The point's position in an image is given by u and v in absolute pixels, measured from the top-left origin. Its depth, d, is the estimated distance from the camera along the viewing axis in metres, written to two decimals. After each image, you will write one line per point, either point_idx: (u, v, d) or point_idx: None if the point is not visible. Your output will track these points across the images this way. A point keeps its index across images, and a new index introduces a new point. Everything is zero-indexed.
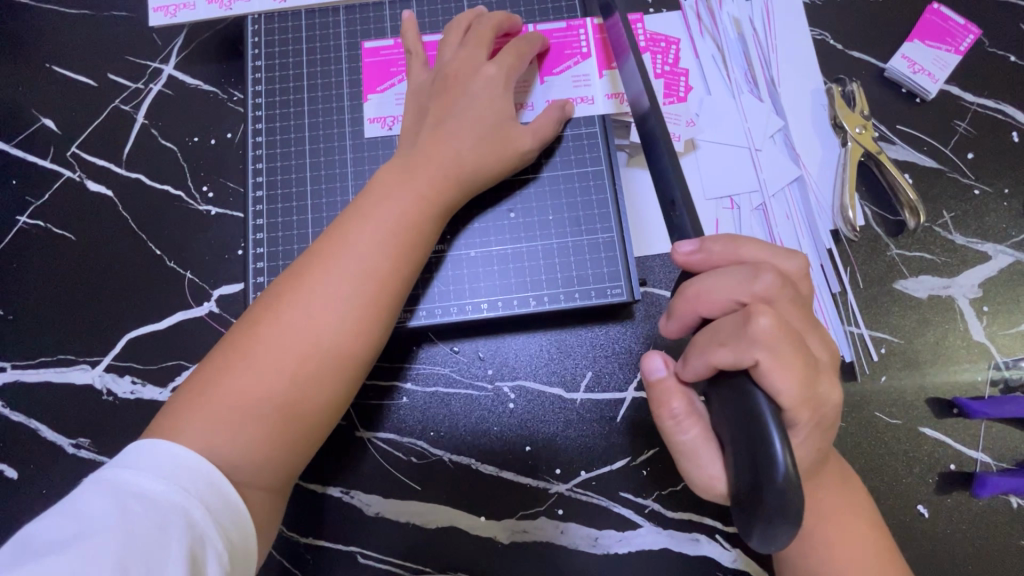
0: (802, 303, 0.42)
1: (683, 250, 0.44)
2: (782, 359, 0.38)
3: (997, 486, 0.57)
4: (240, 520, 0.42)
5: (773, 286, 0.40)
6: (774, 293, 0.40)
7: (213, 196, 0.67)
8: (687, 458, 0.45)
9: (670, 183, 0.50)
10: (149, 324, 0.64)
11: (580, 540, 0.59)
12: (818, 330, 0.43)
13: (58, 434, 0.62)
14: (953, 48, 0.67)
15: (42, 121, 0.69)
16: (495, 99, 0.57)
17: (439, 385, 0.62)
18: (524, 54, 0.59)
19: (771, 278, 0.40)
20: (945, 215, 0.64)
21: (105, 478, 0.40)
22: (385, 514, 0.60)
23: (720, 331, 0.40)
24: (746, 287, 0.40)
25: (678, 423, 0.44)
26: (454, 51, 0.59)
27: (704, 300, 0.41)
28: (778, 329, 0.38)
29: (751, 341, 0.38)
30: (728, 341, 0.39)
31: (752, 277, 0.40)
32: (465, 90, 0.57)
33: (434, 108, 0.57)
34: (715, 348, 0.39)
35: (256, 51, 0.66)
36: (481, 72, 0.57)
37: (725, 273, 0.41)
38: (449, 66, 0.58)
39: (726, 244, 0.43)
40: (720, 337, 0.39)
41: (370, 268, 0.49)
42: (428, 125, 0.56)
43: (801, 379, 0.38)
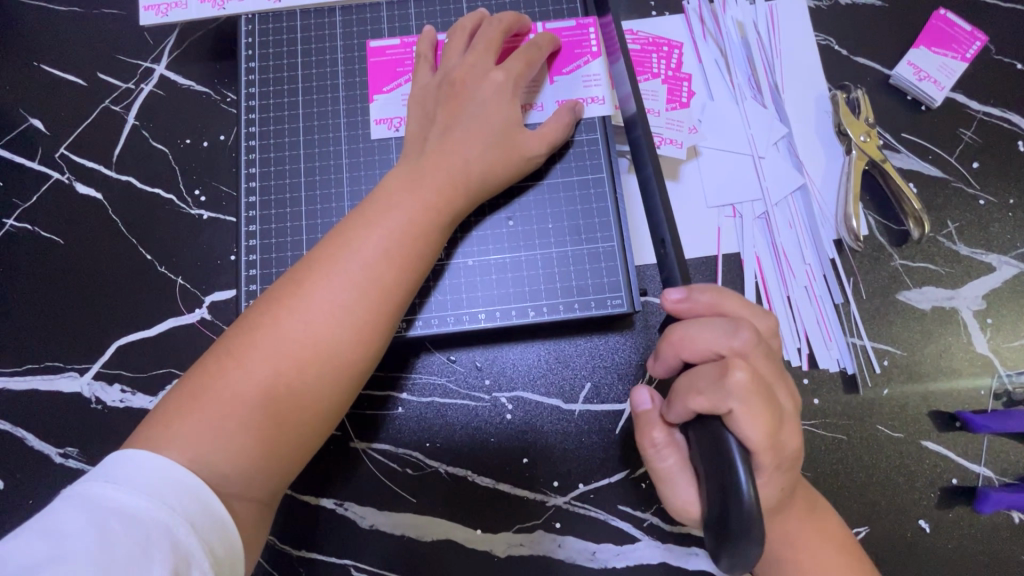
0: (775, 357, 0.44)
1: (671, 297, 0.45)
2: (752, 408, 0.39)
3: (1000, 501, 0.56)
4: (229, 537, 0.41)
5: (749, 343, 0.42)
6: (751, 350, 0.42)
7: (205, 201, 0.65)
8: (665, 485, 0.48)
9: (660, 223, 0.51)
10: (139, 331, 0.63)
11: (577, 554, 0.58)
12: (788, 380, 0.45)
13: (45, 444, 0.61)
14: (959, 55, 0.66)
15: (30, 121, 0.68)
16: (502, 104, 0.55)
17: (435, 395, 0.61)
18: (535, 62, 0.58)
19: (748, 335, 0.42)
20: (949, 225, 0.63)
21: (84, 494, 0.38)
22: (379, 526, 0.59)
23: (699, 378, 0.42)
24: (726, 342, 0.42)
25: (658, 452, 0.48)
26: (460, 57, 0.57)
27: (686, 346, 0.43)
28: (751, 383, 0.39)
29: (726, 392, 0.40)
30: (706, 389, 0.41)
31: (732, 333, 0.42)
32: (473, 95, 0.55)
33: (442, 114, 0.55)
34: (693, 394, 0.41)
35: (250, 52, 0.65)
36: (489, 78, 0.56)
37: (706, 325, 0.43)
38: (455, 71, 0.56)
39: (709, 296, 0.45)
40: (698, 386, 0.41)
41: (371, 276, 0.47)
42: (436, 132, 0.55)
43: (769, 427, 0.40)
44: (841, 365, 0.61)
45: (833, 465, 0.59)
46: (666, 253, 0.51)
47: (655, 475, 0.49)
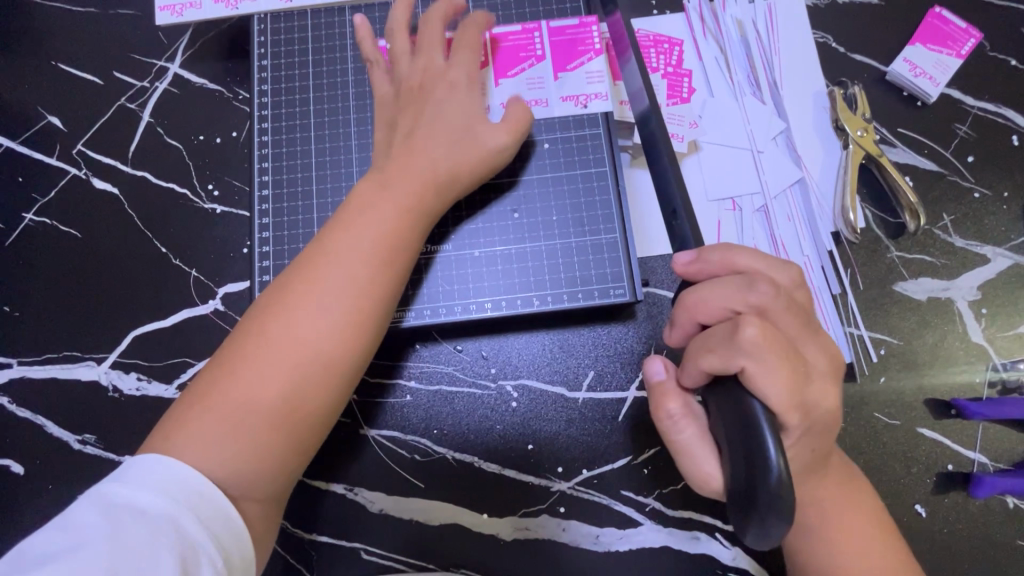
0: (798, 312, 0.43)
1: (681, 260, 0.46)
2: (767, 364, 0.40)
3: (995, 486, 0.58)
4: (235, 528, 0.43)
5: (766, 296, 0.42)
6: (769, 304, 0.42)
7: (218, 195, 0.67)
8: (683, 456, 0.47)
9: (671, 192, 0.51)
10: (155, 322, 0.65)
11: (582, 538, 0.60)
12: (817, 337, 0.44)
13: (64, 431, 0.62)
14: (954, 52, 0.68)
15: (47, 118, 0.70)
16: (460, 103, 0.57)
17: (442, 383, 0.62)
18: (478, 54, 0.59)
19: (766, 289, 0.42)
20: (944, 218, 0.65)
21: (95, 492, 0.41)
22: (388, 511, 0.60)
23: (712, 337, 0.42)
24: (741, 298, 0.42)
25: (675, 422, 0.47)
26: (407, 61, 0.59)
27: (700, 310, 0.44)
28: (763, 338, 0.40)
29: (736, 348, 0.40)
30: (719, 346, 0.42)
31: (747, 288, 0.42)
32: (431, 98, 0.57)
33: (405, 117, 0.57)
34: (705, 352, 0.42)
35: (262, 51, 0.67)
36: (445, 78, 0.58)
37: (719, 284, 0.43)
38: (411, 76, 0.58)
39: (723, 255, 0.45)
40: (710, 343, 0.42)
41: (354, 279, 0.49)
42: (399, 134, 0.56)
43: (788, 383, 0.40)
44: (838, 354, 0.62)
45: None
46: (679, 225, 0.50)
47: (672, 448, 0.48)
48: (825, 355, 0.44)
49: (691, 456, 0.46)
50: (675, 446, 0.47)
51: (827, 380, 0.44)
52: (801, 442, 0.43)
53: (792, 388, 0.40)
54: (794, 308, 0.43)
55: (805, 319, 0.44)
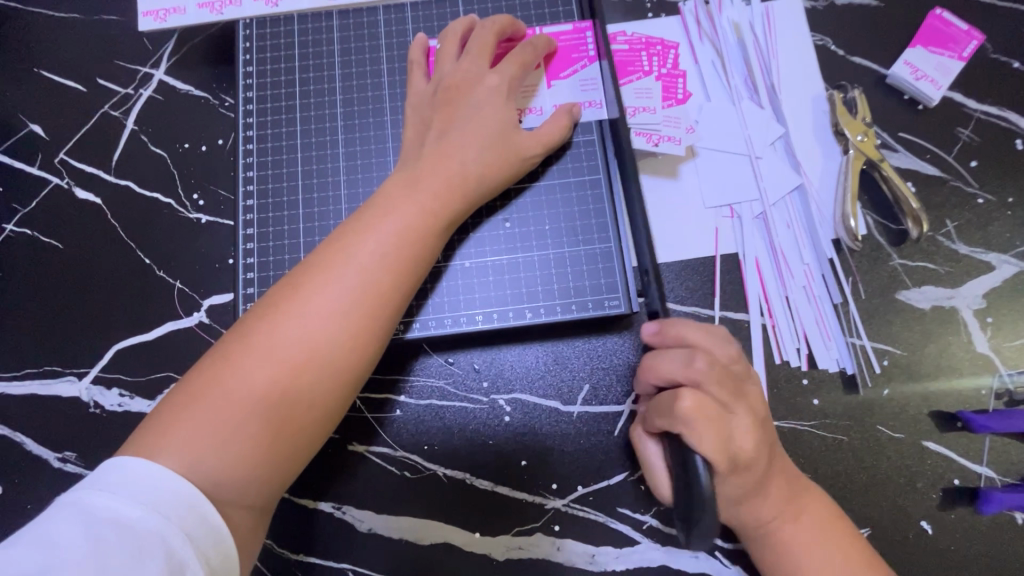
0: (732, 381, 0.48)
1: (644, 330, 0.51)
2: (699, 430, 0.45)
3: (1003, 502, 0.56)
4: (223, 546, 0.40)
5: (702, 371, 0.47)
6: (703, 377, 0.47)
7: (203, 204, 0.65)
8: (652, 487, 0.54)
9: (643, 255, 0.57)
10: (137, 335, 0.63)
11: (577, 557, 0.58)
12: (748, 402, 0.48)
13: (43, 448, 0.61)
14: (956, 54, 0.66)
15: (29, 126, 0.68)
16: (498, 108, 0.55)
17: (433, 397, 0.61)
18: (529, 63, 0.58)
19: (702, 363, 0.47)
20: (948, 224, 0.63)
21: (78, 502, 0.38)
22: (377, 530, 0.58)
23: (659, 404, 0.48)
24: (681, 370, 0.48)
25: (642, 451, 0.54)
26: (454, 63, 0.58)
27: (651, 374, 0.50)
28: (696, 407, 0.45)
29: (673, 416, 0.46)
30: (663, 413, 0.47)
31: (687, 363, 0.48)
32: (468, 99, 0.56)
33: (438, 118, 0.55)
34: (654, 415, 0.49)
35: (248, 57, 0.65)
36: (483, 82, 0.56)
37: (667, 356, 0.49)
38: (449, 76, 0.56)
39: (676, 327, 0.50)
40: (658, 410, 0.48)
41: (367, 281, 0.47)
42: (432, 136, 0.55)
43: (719, 447, 0.44)
44: (840, 365, 0.60)
45: (832, 465, 0.58)
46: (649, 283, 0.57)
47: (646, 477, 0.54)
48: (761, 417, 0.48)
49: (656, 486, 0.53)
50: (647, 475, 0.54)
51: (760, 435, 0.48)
52: (767, 468, 0.44)
53: (723, 449, 0.45)
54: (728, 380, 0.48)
55: (739, 386, 0.48)
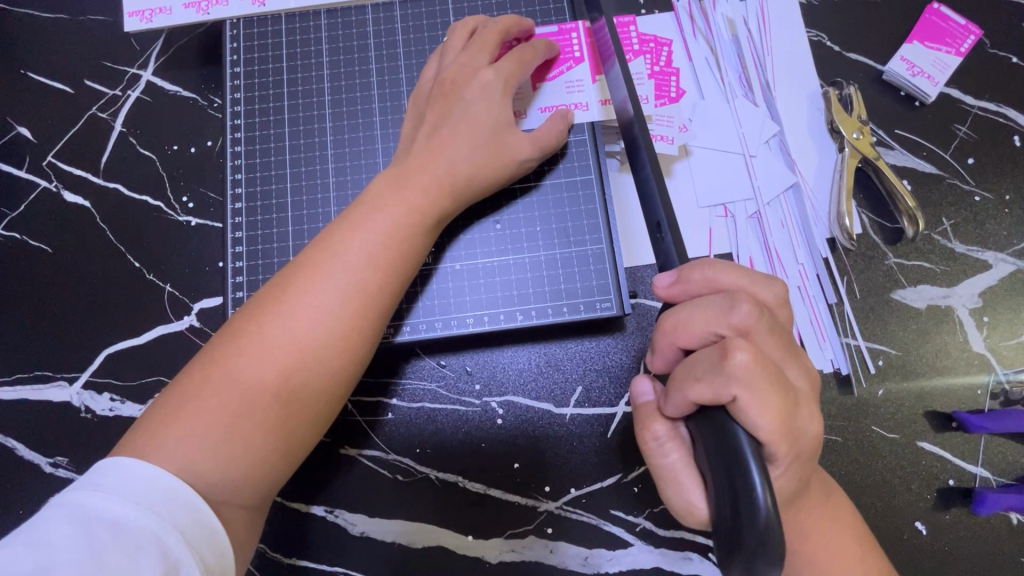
0: (782, 333, 0.42)
1: (663, 283, 0.45)
2: (758, 392, 0.39)
3: (998, 503, 0.56)
4: (219, 547, 0.40)
5: (750, 318, 0.41)
6: (752, 326, 0.41)
7: (193, 207, 0.65)
8: (668, 482, 0.47)
9: (656, 206, 0.48)
10: (128, 339, 0.63)
11: (570, 559, 0.58)
12: (798, 358, 0.43)
13: (35, 453, 0.60)
14: (953, 50, 0.65)
15: (17, 129, 0.67)
16: (494, 105, 0.54)
17: (425, 400, 0.60)
18: (529, 62, 0.57)
19: (748, 310, 0.41)
20: (944, 223, 0.63)
21: (71, 503, 0.38)
22: (370, 533, 0.58)
23: (698, 364, 0.41)
24: (724, 320, 0.41)
25: (660, 445, 0.47)
26: (456, 55, 0.57)
27: (681, 333, 0.43)
28: (753, 364, 0.39)
29: (727, 377, 0.39)
30: (706, 375, 0.40)
31: (729, 309, 0.41)
32: (464, 95, 0.54)
33: (432, 115, 0.54)
34: (693, 382, 0.41)
35: (235, 57, 0.65)
36: (480, 76, 0.55)
37: (703, 305, 0.42)
38: (448, 69, 0.56)
39: (703, 274, 0.44)
40: (697, 372, 0.41)
41: (357, 281, 0.47)
42: (425, 132, 0.54)
43: (778, 412, 0.39)
44: (835, 365, 0.60)
45: (827, 466, 0.58)
46: (663, 239, 0.49)
47: (658, 471, 0.48)
48: (808, 377, 0.44)
49: (677, 482, 0.46)
50: (659, 470, 0.47)
51: (812, 405, 0.43)
52: (807, 456, 0.43)
53: (784, 415, 0.39)
54: (777, 329, 0.42)
55: (789, 340, 0.43)
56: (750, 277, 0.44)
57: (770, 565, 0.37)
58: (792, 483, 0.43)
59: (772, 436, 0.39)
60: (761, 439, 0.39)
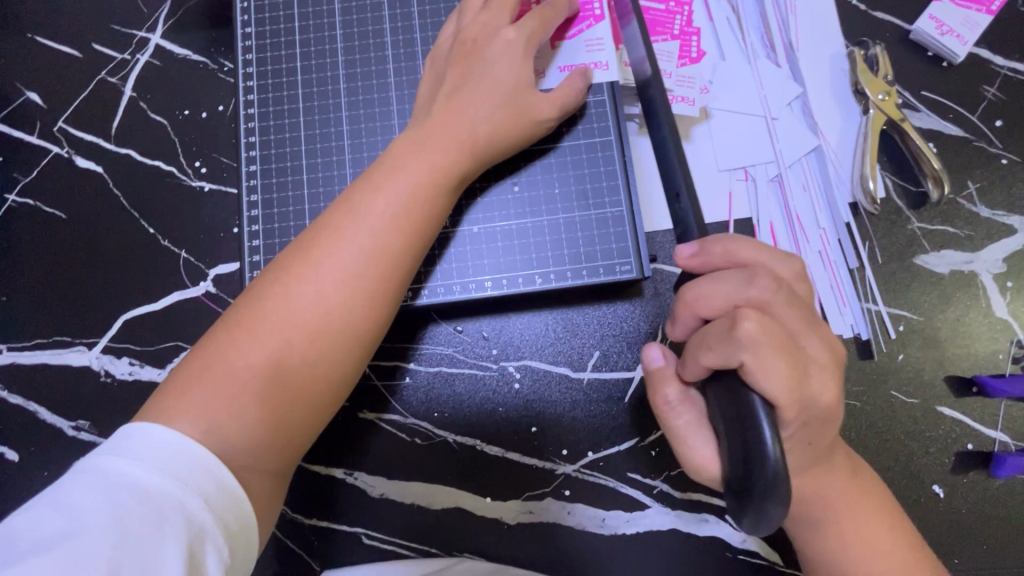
0: (801, 305, 0.41)
1: (683, 253, 0.44)
2: (766, 359, 0.38)
3: (1016, 466, 0.56)
4: (243, 510, 0.40)
5: (767, 291, 0.40)
6: (770, 299, 0.40)
7: (206, 172, 0.64)
8: (680, 442, 0.47)
9: (677, 179, 0.49)
10: (145, 304, 0.63)
11: (588, 521, 0.58)
12: (819, 330, 0.42)
13: (57, 417, 0.61)
14: (984, 8, 0.63)
15: (26, 94, 0.66)
16: (515, 64, 0.53)
17: (442, 364, 0.60)
18: (550, 20, 0.55)
19: (766, 283, 0.41)
20: (969, 186, 0.61)
21: (97, 466, 0.38)
22: (389, 495, 0.59)
23: (710, 334, 0.41)
24: (741, 291, 0.41)
25: (672, 408, 0.48)
26: (476, 13, 0.55)
27: (701, 304, 0.43)
28: (763, 332, 0.38)
29: (736, 344, 0.39)
30: (717, 343, 0.40)
31: (747, 284, 0.41)
32: (485, 54, 0.53)
33: (453, 74, 0.53)
34: (705, 350, 0.41)
35: (246, 18, 0.63)
36: (501, 34, 0.54)
37: (722, 278, 0.42)
38: (468, 29, 0.55)
39: (722, 246, 0.44)
40: (709, 341, 0.41)
41: (380, 241, 0.46)
42: (446, 90, 0.53)
43: (790, 377, 0.39)
44: (854, 331, 0.59)
45: (845, 430, 0.58)
46: (683, 210, 0.49)
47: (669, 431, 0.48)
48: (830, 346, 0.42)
49: (685, 440, 0.47)
50: (672, 430, 0.48)
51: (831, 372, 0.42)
52: (818, 421, 0.42)
53: (794, 382, 0.39)
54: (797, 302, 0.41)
55: (807, 313, 0.42)
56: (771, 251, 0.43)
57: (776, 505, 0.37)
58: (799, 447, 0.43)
59: (783, 402, 0.39)
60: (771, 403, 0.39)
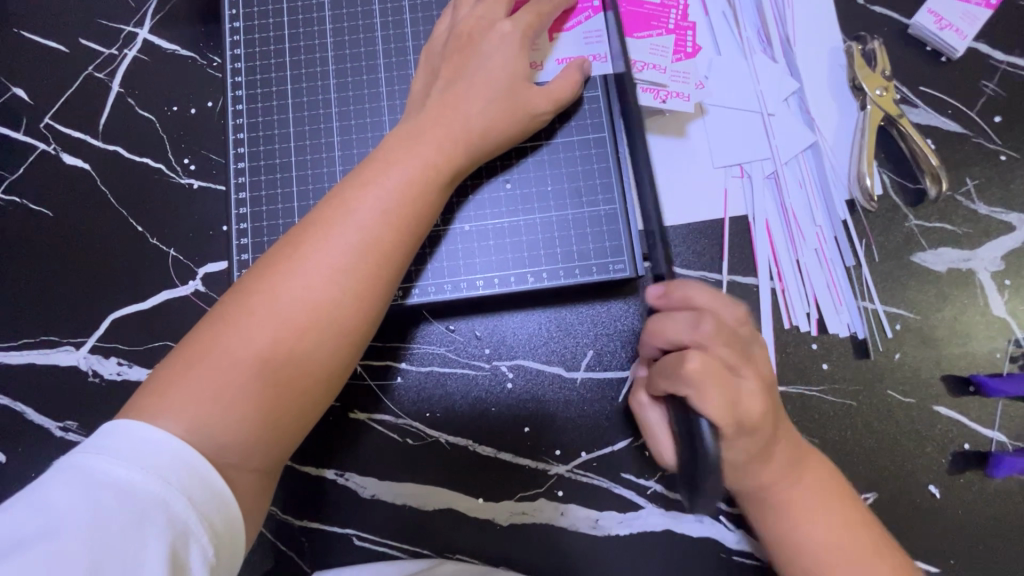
0: (740, 344, 0.44)
1: (650, 292, 0.48)
2: (706, 395, 0.41)
3: (1013, 466, 0.55)
4: (229, 510, 0.40)
5: (710, 333, 0.43)
6: (710, 340, 0.44)
7: (195, 169, 0.63)
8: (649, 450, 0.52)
9: None
10: (134, 304, 0.62)
11: (581, 522, 0.58)
12: (756, 364, 0.45)
13: (45, 417, 0.60)
14: (983, 2, 0.62)
15: (12, 90, 0.65)
16: (508, 58, 0.52)
17: (434, 364, 0.60)
18: (546, 14, 0.55)
19: (710, 325, 0.44)
20: (967, 183, 0.61)
21: (79, 465, 0.37)
22: (380, 496, 0.58)
23: (663, 366, 0.45)
24: (689, 332, 0.44)
25: (643, 418, 0.53)
26: (470, 9, 0.55)
27: (658, 337, 0.46)
28: (704, 370, 0.41)
29: (679, 379, 0.42)
30: (667, 376, 0.44)
31: (694, 325, 0.44)
32: (478, 49, 0.53)
33: (447, 69, 0.53)
34: (659, 379, 0.45)
35: (234, 12, 0.62)
36: (495, 29, 0.53)
37: (674, 317, 0.46)
38: (463, 22, 0.54)
39: (681, 289, 0.47)
40: (661, 372, 0.45)
41: (370, 238, 0.46)
42: (438, 86, 0.52)
43: (728, 413, 0.41)
44: (851, 330, 0.59)
45: (840, 430, 0.57)
46: None
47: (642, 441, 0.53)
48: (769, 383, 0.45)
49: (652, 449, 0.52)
50: (643, 440, 0.53)
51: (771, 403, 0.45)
52: None
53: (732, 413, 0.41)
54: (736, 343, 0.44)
55: (746, 350, 0.45)
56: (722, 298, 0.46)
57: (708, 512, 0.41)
58: None
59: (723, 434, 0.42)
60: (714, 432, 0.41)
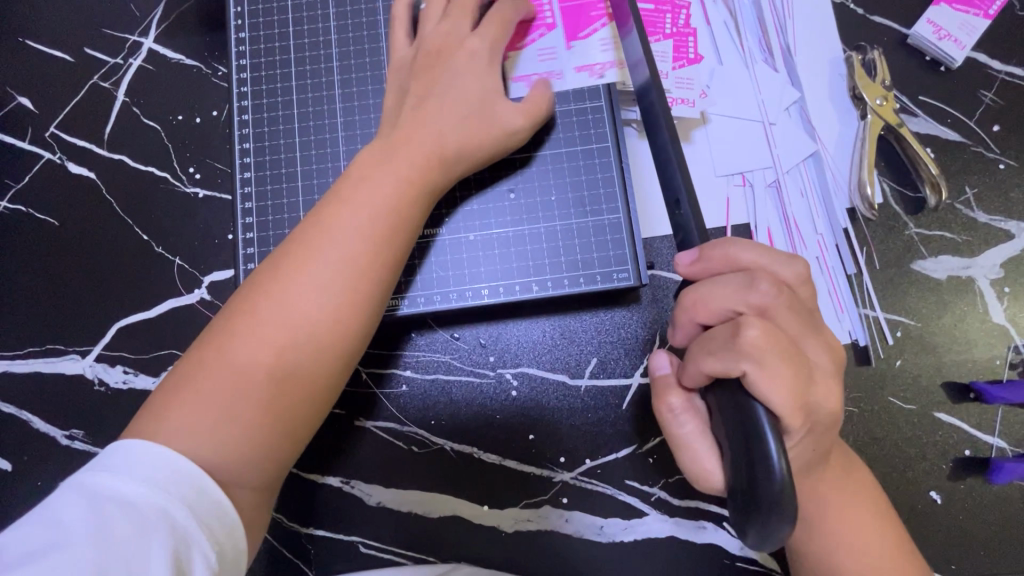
0: (802, 310, 0.41)
1: (683, 261, 0.43)
2: (772, 369, 0.37)
3: (1013, 472, 0.56)
4: (230, 522, 0.40)
5: (769, 296, 0.39)
6: (771, 304, 0.39)
7: (200, 178, 0.64)
8: (683, 451, 0.45)
9: (675, 181, 0.46)
10: (139, 312, 0.62)
11: (585, 529, 0.58)
12: (819, 335, 0.41)
13: (50, 426, 0.61)
14: (982, 12, 0.63)
15: (18, 99, 0.66)
16: None
17: (439, 372, 0.60)
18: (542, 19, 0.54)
19: (768, 287, 0.39)
20: (967, 191, 0.61)
21: (81, 481, 0.38)
22: (386, 503, 0.59)
23: (714, 339, 0.39)
24: (742, 297, 0.39)
25: (676, 417, 0.45)
26: (472, 17, 0.55)
27: (700, 309, 0.41)
28: (766, 341, 0.37)
29: (739, 352, 0.37)
30: (719, 350, 0.39)
31: (747, 288, 0.39)
32: (476, 58, 0.53)
33: (435, 79, 0.53)
34: (706, 356, 0.39)
35: (239, 22, 0.63)
36: (491, 40, 0.54)
37: (718, 286, 0.41)
38: (461, 30, 0.54)
39: (722, 249, 0.42)
40: (710, 347, 0.39)
41: (360, 247, 0.46)
42: (439, 96, 0.53)
43: (793, 390, 0.37)
44: (852, 337, 0.59)
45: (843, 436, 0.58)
46: (682, 216, 0.46)
47: (671, 442, 0.46)
48: (830, 352, 0.42)
49: (690, 451, 0.44)
50: (674, 442, 0.45)
51: (833, 380, 0.42)
52: (816, 430, 0.41)
53: (797, 391, 0.38)
54: (798, 307, 0.40)
55: (809, 317, 0.41)
56: (772, 254, 0.41)
57: (782, 524, 0.34)
58: (803, 456, 0.42)
59: (786, 414, 0.37)
60: (775, 414, 0.37)
